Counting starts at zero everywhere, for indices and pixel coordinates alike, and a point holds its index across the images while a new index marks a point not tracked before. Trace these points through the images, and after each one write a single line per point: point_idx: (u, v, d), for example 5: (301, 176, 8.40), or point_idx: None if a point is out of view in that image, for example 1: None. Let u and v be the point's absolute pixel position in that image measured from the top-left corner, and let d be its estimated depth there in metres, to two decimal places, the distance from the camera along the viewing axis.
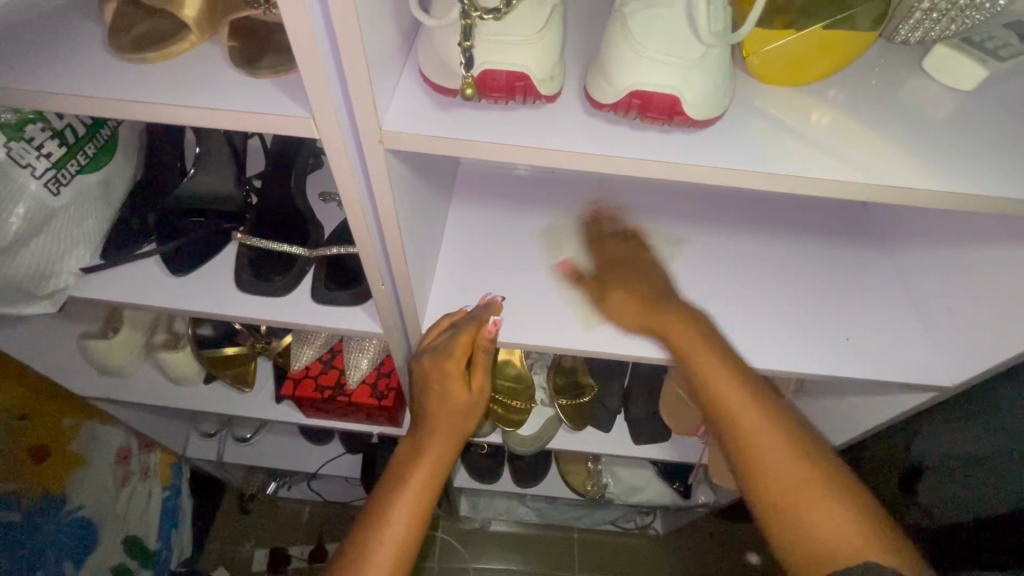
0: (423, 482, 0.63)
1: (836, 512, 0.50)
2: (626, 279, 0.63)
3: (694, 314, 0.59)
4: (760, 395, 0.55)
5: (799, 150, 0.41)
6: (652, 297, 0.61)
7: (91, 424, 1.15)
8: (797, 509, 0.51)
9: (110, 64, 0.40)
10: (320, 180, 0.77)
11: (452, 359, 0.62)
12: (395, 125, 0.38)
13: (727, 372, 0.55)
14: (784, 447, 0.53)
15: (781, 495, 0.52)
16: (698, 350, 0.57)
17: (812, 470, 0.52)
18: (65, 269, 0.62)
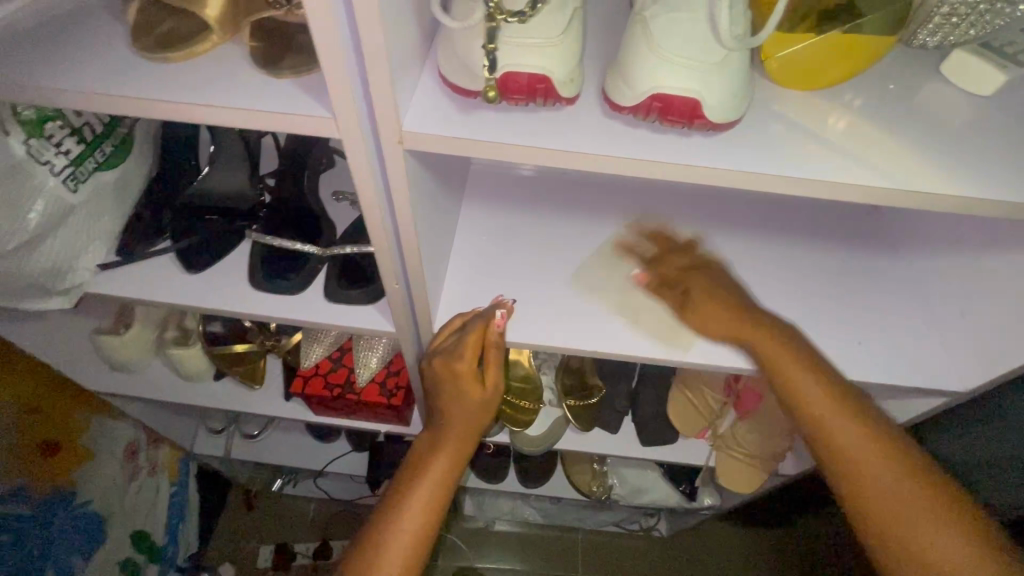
0: (439, 476, 0.65)
1: (930, 518, 0.50)
2: (707, 284, 0.61)
3: (780, 322, 0.58)
4: (844, 398, 0.54)
5: (818, 154, 0.41)
6: (736, 305, 0.59)
7: (101, 418, 1.16)
8: (891, 516, 0.51)
9: (134, 63, 0.41)
10: (333, 179, 0.77)
11: (465, 361, 0.62)
12: (416, 126, 0.38)
13: (815, 387, 0.54)
14: (892, 469, 0.51)
15: (895, 518, 0.51)
16: (775, 353, 0.56)
17: (902, 475, 0.51)
18: (82, 266, 0.63)
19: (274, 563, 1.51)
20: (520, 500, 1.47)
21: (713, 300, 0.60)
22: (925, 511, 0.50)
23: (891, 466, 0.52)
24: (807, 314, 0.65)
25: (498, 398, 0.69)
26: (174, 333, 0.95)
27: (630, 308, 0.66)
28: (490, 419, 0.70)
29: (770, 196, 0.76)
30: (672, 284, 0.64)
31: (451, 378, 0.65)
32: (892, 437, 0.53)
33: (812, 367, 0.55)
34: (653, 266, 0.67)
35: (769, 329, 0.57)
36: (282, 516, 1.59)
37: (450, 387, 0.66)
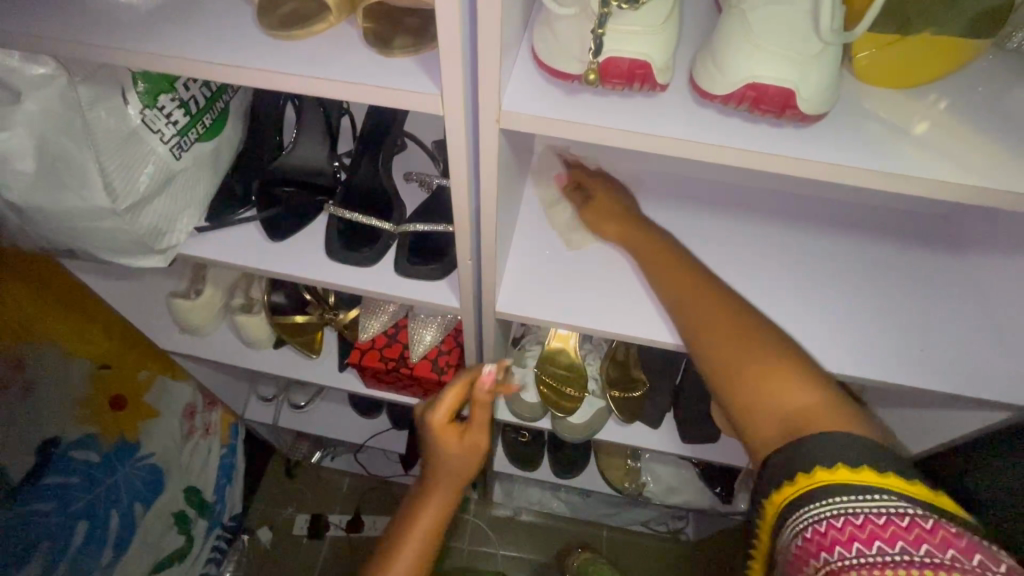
0: (428, 520, 0.78)
1: (787, 378, 0.48)
2: (608, 189, 0.70)
3: (659, 230, 0.65)
4: (709, 286, 0.57)
5: (903, 149, 0.42)
6: (626, 209, 0.68)
7: (164, 377, 1.23)
8: (753, 381, 0.49)
9: (259, 39, 0.45)
10: (405, 161, 0.80)
11: (446, 407, 0.79)
12: (513, 106, 0.40)
13: (676, 269, 0.60)
14: (735, 327, 0.53)
15: (730, 371, 0.51)
16: (652, 254, 0.63)
17: (761, 345, 0.51)
18: (178, 228, 0.68)
19: (309, 531, 1.58)
20: (548, 491, 1.51)
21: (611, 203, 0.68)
22: (783, 373, 0.48)
23: (755, 337, 0.51)
24: (872, 317, 0.64)
25: (478, 453, 0.82)
26: (241, 300, 1.01)
27: (550, 206, 0.73)
28: (470, 472, 0.81)
29: (836, 197, 0.75)
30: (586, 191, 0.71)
31: (438, 429, 0.80)
32: (751, 315, 0.54)
33: (683, 265, 0.60)
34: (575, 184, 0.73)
35: (645, 231, 0.65)
36: (319, 487, 1.65)
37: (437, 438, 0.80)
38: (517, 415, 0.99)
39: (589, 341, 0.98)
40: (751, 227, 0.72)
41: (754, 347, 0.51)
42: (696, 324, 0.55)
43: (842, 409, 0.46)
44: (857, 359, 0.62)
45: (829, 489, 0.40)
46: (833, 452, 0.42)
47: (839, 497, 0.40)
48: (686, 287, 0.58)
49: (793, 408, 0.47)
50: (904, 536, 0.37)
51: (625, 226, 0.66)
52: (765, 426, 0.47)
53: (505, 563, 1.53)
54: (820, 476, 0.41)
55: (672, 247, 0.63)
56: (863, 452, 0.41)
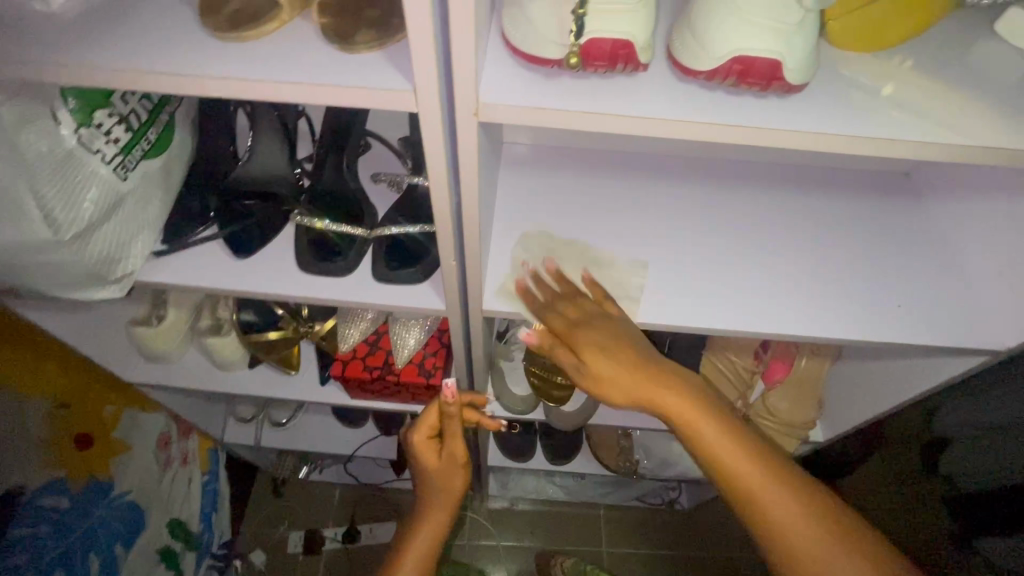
0: (425, 541, 0.77)
1: (831, 544, 0.54)
2: (599, 341, 0.59)
3: (674, 373, 0.58)
4: (752, 444, 0.57)
5: (887, 111, 0.42)
6: (625, 350, 0.58)
7: (132, 410, 1.16)
8: (801, 543, 0.54)
9: (205, 43, 0.41)
10: (371, 161, 0.77)
11: (424, 427, 0.79)
12: (491, 98, 0.39)
13: (714, 418, 0.56)
14: (787, 488, 0.55)
15: (784, 535, 0.55)
16: (685, 416, 0.56)
17: (808, 506, 0.55)
18: (132, 254, 0.62)
19: (304, 548, 1.54)
20: (542, 478, 1.51)
21: (606, 356, 0.58)
22: (843, 556, 0.54)
23: (798, 505, 0.55)
24: (849, 278, 0.66)
25: (458, 464, 0.80)
26: (208, 322, 0.96)
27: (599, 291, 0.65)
28: (458, 487, 0.81)
29: (802, 163, 0.77)
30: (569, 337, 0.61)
31: (418, 446, 0.79)
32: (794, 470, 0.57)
33: (711, 409, 0.57)
34: (554, 278, 0.64)
35: (659, 382, 0.57)
36: (310, 502, 1.61)
37: (416, 455, 0.80)
38: (508, 409, 0.97)
39: None
40: (726, 201, 0.73)
41: (792, 516, 0.55)
42: (731, 478, 0.56)
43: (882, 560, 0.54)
44: (841, 320, 0.63)
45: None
46: None
47: None
48: (730, 448, 0.56)
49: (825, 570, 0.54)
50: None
51: (636, 377, 0.58)
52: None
53: (507, 554, 1.52)
54: None
55: (704, 393, 0.58)
56: None
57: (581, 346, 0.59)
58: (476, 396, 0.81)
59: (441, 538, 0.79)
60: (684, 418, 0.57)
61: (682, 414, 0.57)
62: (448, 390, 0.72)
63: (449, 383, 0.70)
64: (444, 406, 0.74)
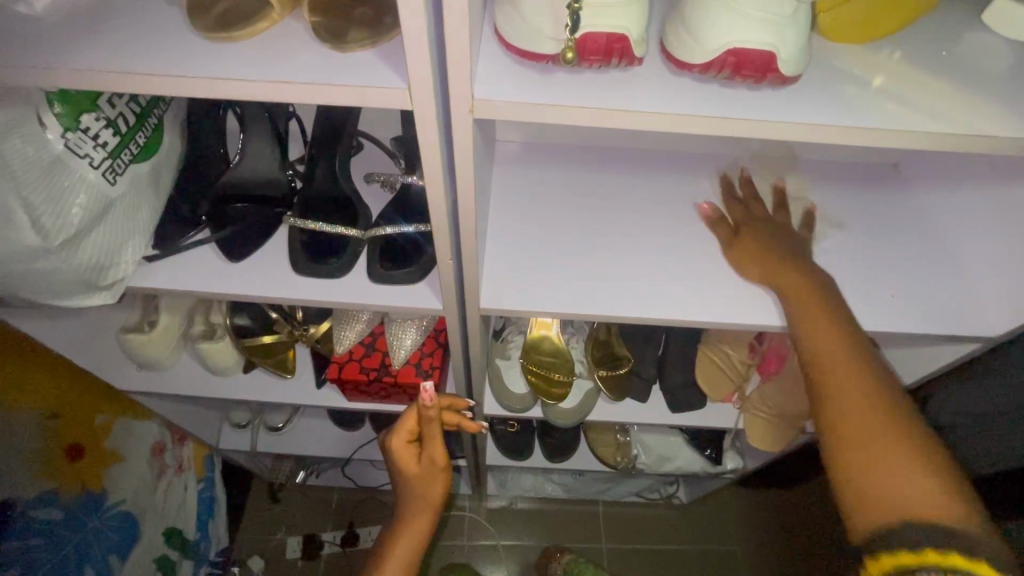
0: (406, 547, 0.80)
1: (912, 468, 0.44)
2: (756, 244, 0.62)
3: (806, 270, 0.58)
4: (857, 347, 0.51)
5: (879, 102, 0.42)
6: (778, 250, 0.60)
7: (123, 418, 1.15)
8: (870, 457, 0.46)
9: (194, 43, 0.40)
10: (364, 162, 0.76)
11: (402, 432, 0.78)
12: (485, 94, 0.38)
13: (820, 310, 0.54)
14: (876, 398, 0.48)
15: (852, 442, 0.47)
16: (807, 314, 0.54)
17: (894, 423, 0.47)
18: (124, 260, 0.62)
19: (302, 553, 1.53)
20: (541, 476, 1.52)
21: (758, 248, 0.62)
22: (924, 482, 0.44)
23: (899, 432, 0.46)
24: (843, 269, 0.67)
25: (439, 470, 0.79)
26: (201, 327, 0.95)
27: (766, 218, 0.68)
28: (438, 492, 0.81)
29: (793, 157, 0.78)
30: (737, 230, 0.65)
31: (397, 451, 0.79)
32: (890, 386, 0.49)
33: (829, 310, 0.54)
34: (744, 186, 0.69)
35: (797, 270, 0.58)
36: (308, 507, 1.60)
37: (396, 459, 0.80)
38: (506, 408, 0.97)
39: (571, 325, 0.97)
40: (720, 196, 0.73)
41: (886, 440, 0.46)
42: (819, 370, 0.51)
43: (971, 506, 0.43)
44: None
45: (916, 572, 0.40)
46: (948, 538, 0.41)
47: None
48: (829, 342, 0.52)
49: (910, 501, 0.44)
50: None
51: (774, 268, 0.59)
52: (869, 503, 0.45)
53: (507, 553, 1.52)
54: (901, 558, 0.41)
55: (825, 288, 0.56)
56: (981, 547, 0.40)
57: (744, 236, 0.64)
58: (454, 401, 0.81)
59: (423, 541, 0.82)
60: (808, 315, 0.54)
61: (802, 294, 0.56)
62: (427, 394, 0.72)
63: (427, 387, 0.70)
64: (422, 411, 0.74)
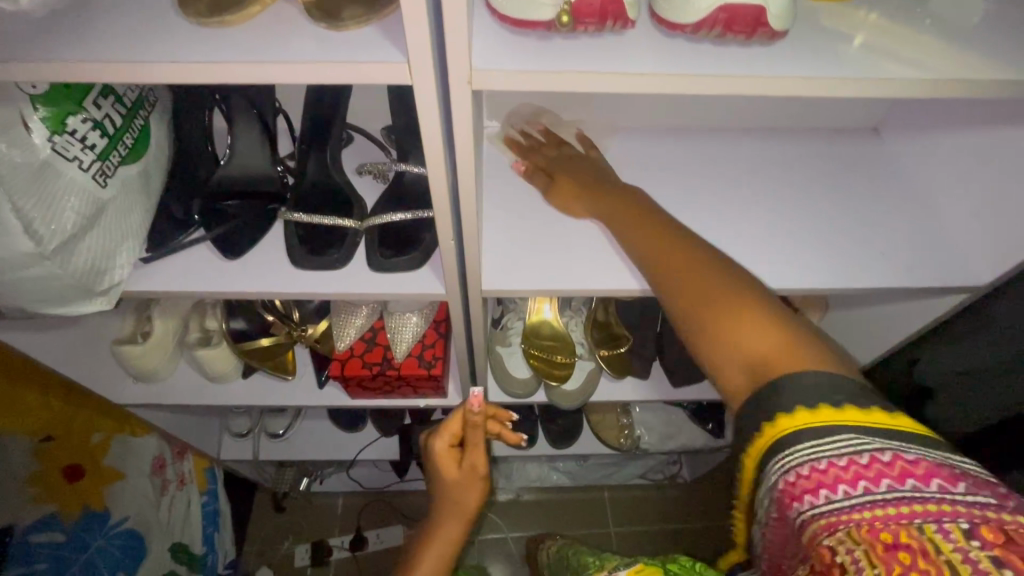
0: (435, 559, 0.77)
1: (755, 324, 0.44)
2: (574, 173, 0.66)
3: (621, 188, 0.62)
4: (687, 241, 0.53)
5: (865, 56, 0.43)
6: (590, 176, 0.66)
7: (121, 435, 1.11)
8: (716, 325, 0.45)
9: (185, 30, 0.40)
10: (354, 155, 0.76)
11: (446, 434, 0.79)
12: (485, 66, 0.39)
13: (644, 221, 0.57)
14: (711, 271, 0.48)
15: (697, 317, 0.47)
16: (625, 219, 0.58)
17: (734, 287, 0.47)
18: (119, 264, 0.61)
19: (311, 560, 1.52)
20: (546, 465, 1.53)
21: (577, 183, 0.65)
22: (762, 332, 0.44)
23: (731, 288, 0.47)
24: (830, 229, 0.69)
25: (478, 478, 0.79)
26: (197, 334, 0.94)
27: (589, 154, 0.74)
28: (474, 501, 0.80)
29: (777, 127, 0.80)
30: (554, 160, 0.69)
31: (439, 453, 0.80)
32: (723, 263, 0.50)
33: (655, 223, 0.56)
34: (543, 135, 0.73)
35: (613, 197, 0.62)
36: (313, 514, 1.58)
37: (437, 463, 0.81)
38: (510, 393, 0.98)
39: (569, 307, 0.98)
40: (710, 167, 0.75)
41: (730, 295, 0.46)
42: (653, 268, 0.52)
43: (809, 349, 0.42)
44: (830, 270, 0.65)
45: (784, 442, 0.37)
46: (803, 395, 0.38)
47: (825, 440, 0.36)
48: (656, 242, 0.53)
49: (758, 354, 0.43)
50: (868, 477, 0.34)
51: (599, 201, 0.63)
52: (731, 379, 0.44)
53: (517, 546, 1.53)
54: (783, 422, 0.38)
55: (639, 203, 0.60)
56: (839, 391, 0.38)
57: (558, 174, 0.68)
58: (498, 411, 0.80)
59: (452, 555, 0.78)
60: (629, 233, 0.57)
61: (626, 212, 0.59)
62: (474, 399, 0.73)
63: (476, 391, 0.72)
64: (468, 413, 0.76)
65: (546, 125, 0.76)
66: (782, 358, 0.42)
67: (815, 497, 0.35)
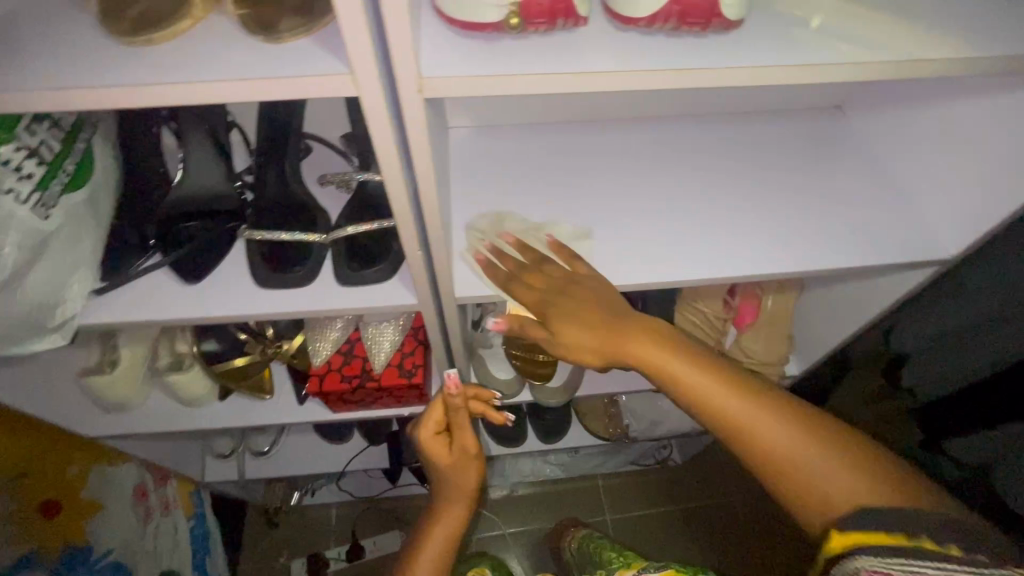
0: (441, 539, 0.78)
1: (831, 466, 0.50)
2: (572, 309, 0.58)
3: (642, 320, 0.58)
4: (736, 380, 0.54)
5: (822, 39, 0.43)
6: (596, 312, 0.58)
7: (99, 466, 1.07)
8: (795, 469, 0.51)
9: (112, 51, 0.38)
10: (314, 165, 0.74)
11: (431, 422, 0.77)
12: (434, 72, 0.37)
13: (687, 359, 0.55)
14: (772, 416, 0.52)
15: (772, 458, 0.52)
16: (660, 360, 0.55)
17: (797, 423, 0.52)
18: (71, 296, 0.58)
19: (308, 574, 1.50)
20: (538, 459, 1.52)
21: (583, 321, 0.58)
22: (831, 465, 0.50)
23: (794, 426, 0.52)
24: (800, 212, 0.69)
25: (471, 458, 0.78)
26: (168, 358, 0.91)
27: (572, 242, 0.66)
28: (473, 479, 0.79)
29: (742, 111, 0.79)
30: (535, 289, 0.60)
31: (426, 441, 0.77)
32: (776, 396, 0.54)
33: (701, 358, 0.55)
34: (518, 250, 0.62)
35: (643, 336, 0.56)
36: (307, 527, 1.56)
37: (426, 451, 0.79)
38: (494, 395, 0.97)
39: None
40: (678, 156, 0.74)
41: (793, 438, 0.51)
42: (711, 414, 0.53)
43: (879, 472, 0.50)
44: (802, 252, 0.65)
45: (866, 548, 0.44)
46: (889, 526, 0.45)
47: (900, 558, 0.43)
48: (711, 384, 0.53)
49: (843, 494, 0.49)
50: None
51: (606, 337, 0.57)
52: (812, 514, 0.50)
53: (515, 541, 1.53)
54: (861, 539, 0.45)
55: (672, 335, 0.57)
56: (920, 522, 0.44)
57: (554, 315, 0.59)
58: (479, 390, 0.80)
59: (458, 532, 0.79)
60: (675, 380, 0.54)
61: (648, 360, 0.55)
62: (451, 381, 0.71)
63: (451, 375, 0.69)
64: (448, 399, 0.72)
65: (513, 233, 0.65)
66: (860, 496, 0.49)
67: None
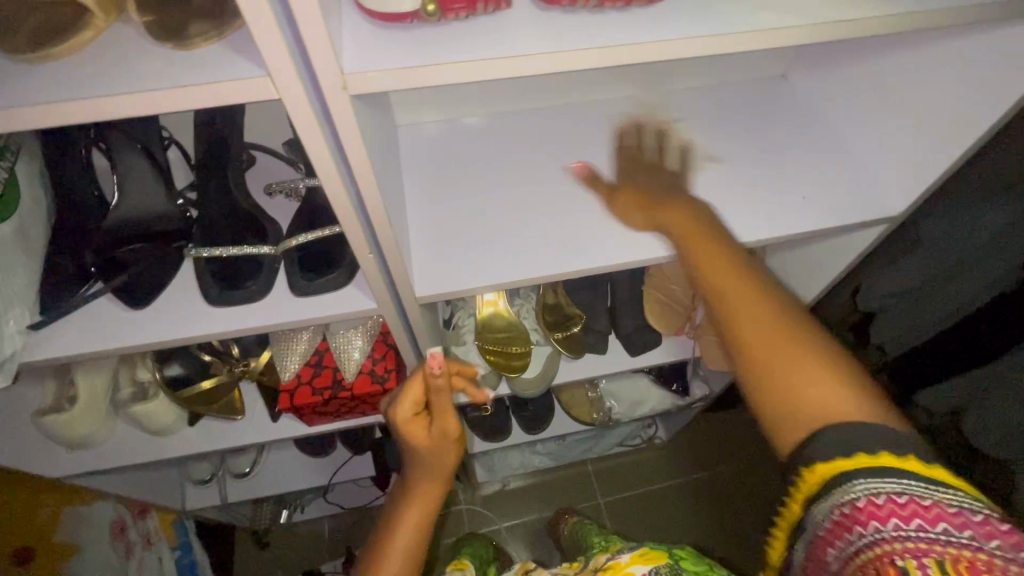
0: (409, 536, 0.66)
1: (822, 376, 0.42)
2: (641, 184, 0.62)
3: (683, 201, 0.57)
4: (749, 264, 0.50)
5: (750, 6, 0.43)
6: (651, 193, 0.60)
7: (72, 506, 0.97)
8: (782, 370, 0.43)
9: (8, 69, 0.35)
10: (260, 176, 0.72)
11: (408, 400, 0.68)
12: (356, 68, 0.36)
13: (705, 237, 0.52)
14: (772, 307, 0.46)
15: (758, 350, 0.45)
16: (685, 231, 0.53)
17: (795, 325, 0.45)
18: (7, 331, 0.54)
19: None
20: (527, 451, 1.52)
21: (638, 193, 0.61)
22: (824, 376, 0.42)
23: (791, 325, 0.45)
24: (751, 182, 0.70)
25: (452, 442, 0.68)
26: (129, 389, 0.87)
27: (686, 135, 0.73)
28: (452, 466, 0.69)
29: (688, 88, 0.80)
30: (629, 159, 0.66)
31: (403, 420, 0.68)
32: (782, 294, 0.48)
33: (717, 238, 0.52)
34: (635, 132, 0.70)
35: (676, 206, 0.57)
36: (299, 544, 1.53)
37: (402, 433, 0.69)
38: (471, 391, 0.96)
39: (518, 295, 0.97)
40: (629, 137, 0.74)
41: (787, 333, 0.45)
42: (714, 290, 0.49)
43: (873, 397, 0.42)
44: (756, 221, 0.66)
45: (846, 478, 0.38)
46: (874, 440, 0.38)
47: (884, 478, 0.37)
48: (718, 261, 0.50)
49: (831, 410, 0.41)
50: (927, 518, 0.35)
51: (649, 213, 0.58)
52: (789, 432, 0.43)
53: (511, 534, 1.53)
54: (845, 463, 0.38)
55: (702, 215, 0.55)
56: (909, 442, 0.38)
57: (624, 183, 0.64)
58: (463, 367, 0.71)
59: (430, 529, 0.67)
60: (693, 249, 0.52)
61: (682, 227, 0.54)
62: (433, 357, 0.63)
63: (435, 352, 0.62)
64: (429, 377, 0.64)
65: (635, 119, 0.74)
66: (846, 410, 0.41)
67: (864, 528, 0.36)
